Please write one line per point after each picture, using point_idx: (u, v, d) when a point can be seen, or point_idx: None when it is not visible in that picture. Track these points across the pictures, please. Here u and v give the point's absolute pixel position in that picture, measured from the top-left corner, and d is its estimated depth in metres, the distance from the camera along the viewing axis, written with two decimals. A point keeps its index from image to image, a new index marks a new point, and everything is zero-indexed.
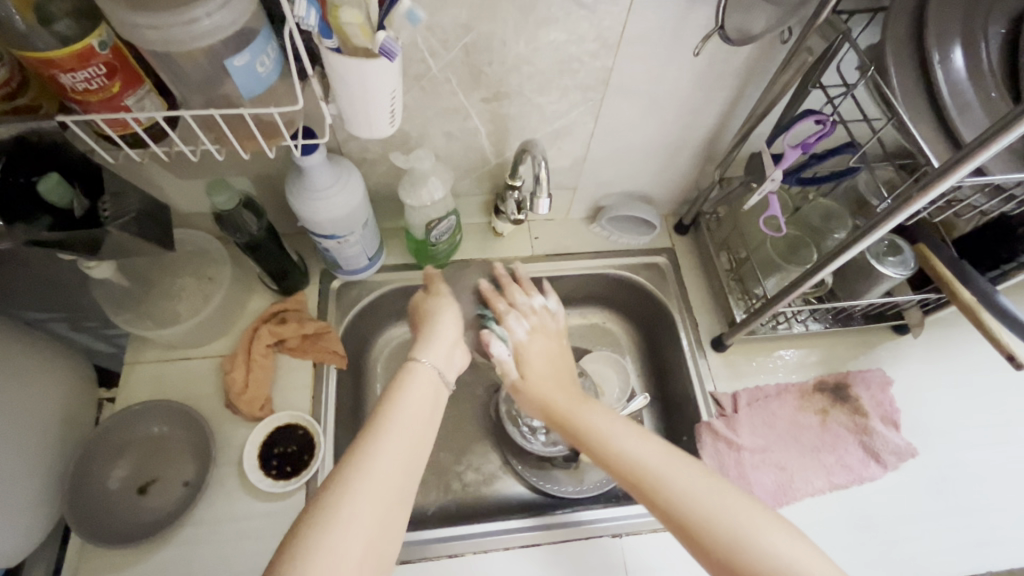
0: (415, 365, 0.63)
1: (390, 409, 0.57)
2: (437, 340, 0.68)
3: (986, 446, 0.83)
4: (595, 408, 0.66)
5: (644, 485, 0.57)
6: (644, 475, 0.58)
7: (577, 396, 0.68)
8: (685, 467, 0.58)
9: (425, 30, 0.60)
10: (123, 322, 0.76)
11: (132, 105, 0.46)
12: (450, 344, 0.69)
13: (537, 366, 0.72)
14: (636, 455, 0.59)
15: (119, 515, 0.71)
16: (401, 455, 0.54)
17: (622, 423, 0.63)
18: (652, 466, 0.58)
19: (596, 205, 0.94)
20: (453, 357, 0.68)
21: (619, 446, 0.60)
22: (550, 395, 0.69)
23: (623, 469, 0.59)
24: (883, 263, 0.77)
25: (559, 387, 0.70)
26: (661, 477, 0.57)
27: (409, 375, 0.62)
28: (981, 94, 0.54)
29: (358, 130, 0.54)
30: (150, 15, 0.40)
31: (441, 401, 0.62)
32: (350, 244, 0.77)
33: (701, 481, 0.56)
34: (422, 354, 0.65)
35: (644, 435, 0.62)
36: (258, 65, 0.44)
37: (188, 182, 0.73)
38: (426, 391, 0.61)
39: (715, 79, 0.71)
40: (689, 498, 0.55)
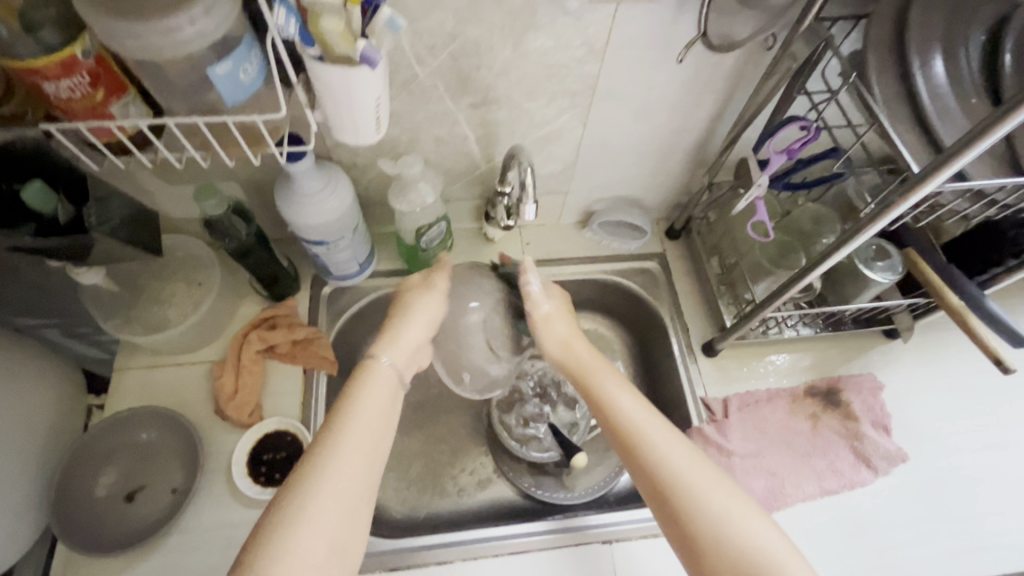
0: (373, 365, 0.63)
1: (350, 406, 0.57)
2: (402, 338, 0.68)
3: (977, 450, 0.83)
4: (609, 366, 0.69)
5: (636, 450, 0.59)
6: (637, 440, 0.59)
7: (597, 358, 0.70)
8: (674, 441, 0.59)
9: (411, 36, 0.60)
10: (112, 326, 0.76)
11: (116, 112, 0.46)
12: (417, 343, 0.70)
13: (560, 331, 0.73)
14: (636, 422, 0.61)
15: (107, 523, 0.71)
16: (364, 455, 0.54)
17: (627, 386, 0.65)
18: (647, 434, 0.59)
19: (587, 210, 0.94)
20: (412, 360, 0.69)
21: (623, 409, 0.62)
22: (576, 351, 0.71)
23: (622, 431, 0.61)
24: (871, 267, 0.78)
25: (583, 344, 0.72)
26: (653, 446, 0.58)
27: (367, 374, 0.62)
28: (963, 99, 0.55)
29: (345, 137, 0.54)
30: (131, 23, 0.41)
31: (398, 402, 0.62)
32: (340, 250, 0.77)
33: (684, 454, 0.58)
34: (382, 354, 0.65)
35: (647, 404, 0.63)
36: (241, 72, 0.44)
37: (178, 188, 0.73)
38: (382, 388, 0.61)
39: (703, 84, 0.72)
40: (674, 467, 0.57)
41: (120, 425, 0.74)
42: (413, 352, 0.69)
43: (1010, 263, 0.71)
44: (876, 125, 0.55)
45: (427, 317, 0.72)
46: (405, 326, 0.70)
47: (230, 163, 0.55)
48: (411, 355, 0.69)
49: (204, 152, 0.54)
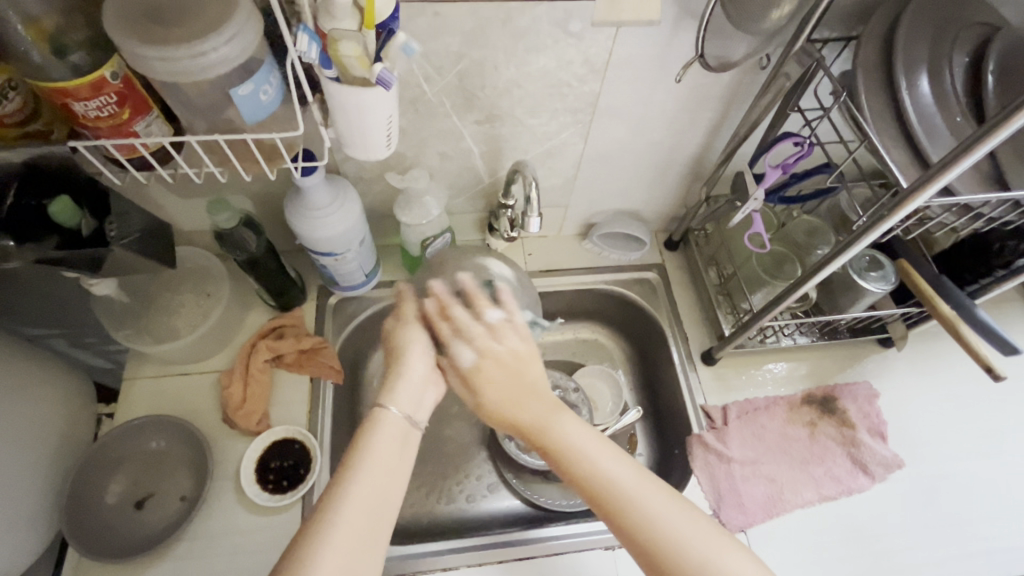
0: (382, 416, 0.58)
1: (354, 467, 0.54)
2: (406, 379, 0.61)
3: (971, 457, 0.85)
4: (567, 420, 0.61)
5: (617, 511, 0.56)
6: (616, 501, 0.56)
7: (551, 402, 0.61)
8: (655, 492, 0.57)
9: (420, 58, 0.63)
10: (124, 337, 0.77)
11: (141, 131, 0.48)
12: (421, 384, 0.62)
13: (498, 385, 0.61)
14: (614, 479, 0.57)
15: (117, 530, 0.71)
16: (368, 509, 0.53)
17: (596, 439, 0.60)
18: (627, 490, 0.56)
19: (588, 222, 0.96)
20: (425, 398, 0.62)
21: (593, 469, 0.58)
22: (524, 405, 0.61)
23: (601, 495, 0.57)
24: (865, 279, 0.80)
25: (533, 393, 0.62)
26: (635, 504, 0.56)
27: (374, 425, 0.57)
28: (950, 118, 0.57)
29: (356, 153, 0.56)
30: (159, 48, 0.43)
31: (412, 448, 0.59)
32: (347, 261, 0.79)
33: (668, 507, 0.56)
34: (389, 399, 0.59)
35: (616, 452, 0.60)
36: (261, 93, 0.46)
37: (190, 201, 0.75)
38: (389, 443, 0.57)
39: (701, 101, 0.74)
40: (660, 524, 0.55)
41: (129, 434, 0.75)
42: (425, 387, 0.62)
43: (999, 273, 0.73)
44: (867, 143, 0.58)
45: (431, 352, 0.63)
46: (410, 363, 0.62)
47: (246, 177, 0.57)
48: (421, 393, 0.61)
49: (221, 167, 0.56)
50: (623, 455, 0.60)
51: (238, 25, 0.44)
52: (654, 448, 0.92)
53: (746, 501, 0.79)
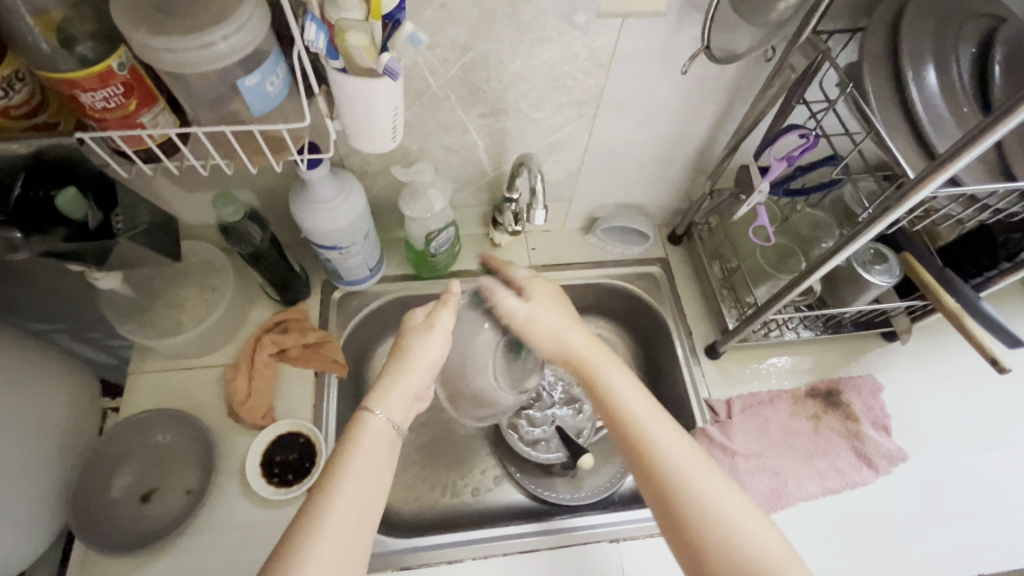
0: (367, 419, 0.59)
1: (339, 471, 0.55)
2: (396, 390, 0.63)
3: (975, 450, 0.85)
4: (613, 362, 0.64)
5: (642, 450, 0.58)
6: (644, 442, 0.58)
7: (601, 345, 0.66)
8: (684, 443, 0.58)
9: (426, 50, 0.62)
10: (129, 331, 0.78)
11: (147, 122, 0.48)
12: (411, 396, 0.64)
13: (549, 315, 0.68)
14: (646, 424, 0.59)
15: (123, 523, 0.71)
16: (356, 506, 0.54)
17: (637, 386, 0.62)
18: (657, 436, 0.58)
19: (592, 216, 0.96)
20: (410, 410, 0.64)
21: (629, 408, 0.60)
22: (574, 336, 0.66)
23: (630, 433, 0.59)
24: (870, 271, 0.79)
25: (583, 332, 0.67)
26: (663, 451, 0.57)
27: (358, 430, 0.59)
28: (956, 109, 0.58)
29: (362, 145, 0.56)
30: (167, 38, 0.43)
31: (394, 454, 0.60)
32: (352, 255, 0.79)
33: (695, 459, 0.57)
34: (377, 406, 0.61)
35: (654, 402, 0.61)
36: (267, 84, 0.46)
37: (195, 195, 0.75)
38: (373, 446, 0.58)
39: (706, 94, 0.74)
40: (684, 472, 0.56)
41: (135, 428, 0.75)
42: (413, 400, 0.64)
43: (1004, 264, 0.73)
44: (873, 134, 0.58)
45: (425, 364, 0.65)
46: (403, 377, 0.63)
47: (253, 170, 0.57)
48: (410, 404, 0.64)
49: (228, 160, 0.56)
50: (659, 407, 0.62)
51: (247, 15, 0.44)
52: None
53: (751, 494, 0.79)
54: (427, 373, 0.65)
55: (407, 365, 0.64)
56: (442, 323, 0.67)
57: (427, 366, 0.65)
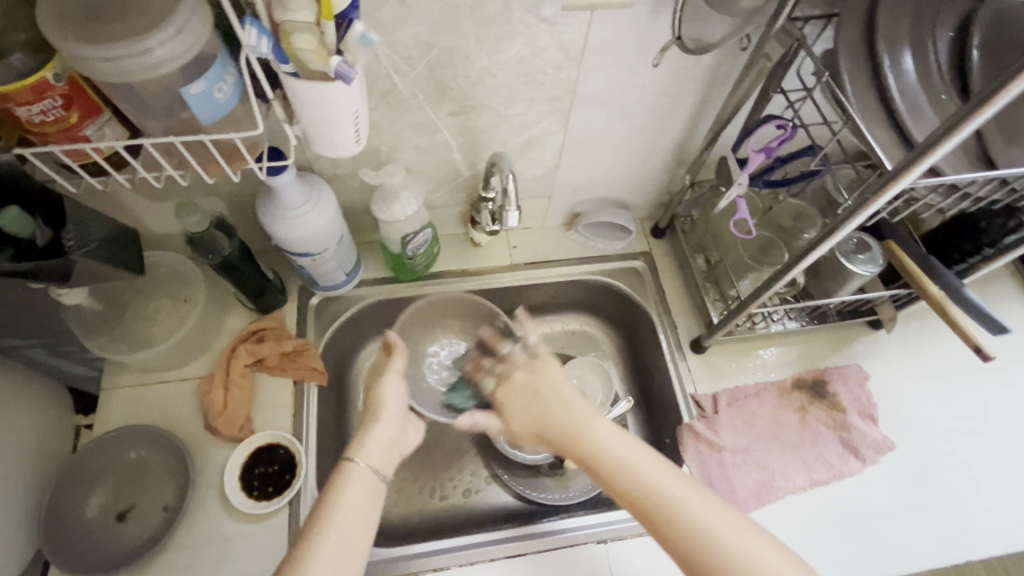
0: (350, 467, 0.61)
1: (323, 523, 0.56)
2: (371, 437, 0.65)
3: (962, 437, 0.84)
4: (603, 425, 0.62)
5: (657, 519, 0.55)
6: (657, 506, 0.56)
7: (585, 411, 0.64)
8: (694, 494, 0.56)
9: (388, 47, 0.60)
10: (97, 346, 0.76)
11: (91, 135, 0.46)
12: (388, 440, 0.66)
13: (515, 400, 0.69)
14: (653, 485, 0.57)
15: (100, 543, 0.70)
16: (340, 564, 0.54)
17: (635, 444, 0.60)
18: (667, 497, 0.55)
19: (573, 212, 0.95)
20: (393, 454, 0.66)
21: (629, 473, 0.58)
22: (548, 410, 0.65)
23: (641, 501, 0.56)
24: (852, 261, 0.78)
25: (558, 400, 0.66)
26: (680, 514, 0.54)
27: (343, 479, 0.60)
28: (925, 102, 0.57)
29: (325, 150, 0.54)
30: (103, 47, 0.40)
31: (380, 499, 0.61)
32: (325, 260, 0.77)
33: (712, 509, 0.55)
34: (359, 453, 0.63)
35: (658, 459, 0.59)
36: (215, 91, 0.44)
37: (160, 205, 0.73)
38: (359, 494, 0.59)
39: (683, 85, 0.72)
40: (706, 530, 0.53)
41: (108, 445, 0.73)
42: (392, 445, 0.66)
43: (987, 251, 0.73)
44: (850, 124, 0.56)
45: (392, 415, 0.68)
46: (377, 425, 0.67)
47: (210, 180, 0.55)
48: (390, 448, 0.66)
49: (183, 171, 0.54)
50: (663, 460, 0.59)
51: (185, 20, 0.42)
52: (645, 438, 0.92)
53: (738, 490, 0.78)
54: (398, 420, 0.69)
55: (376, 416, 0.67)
56: (395, 370, 0.70)
57: (395, 414, 0.68)
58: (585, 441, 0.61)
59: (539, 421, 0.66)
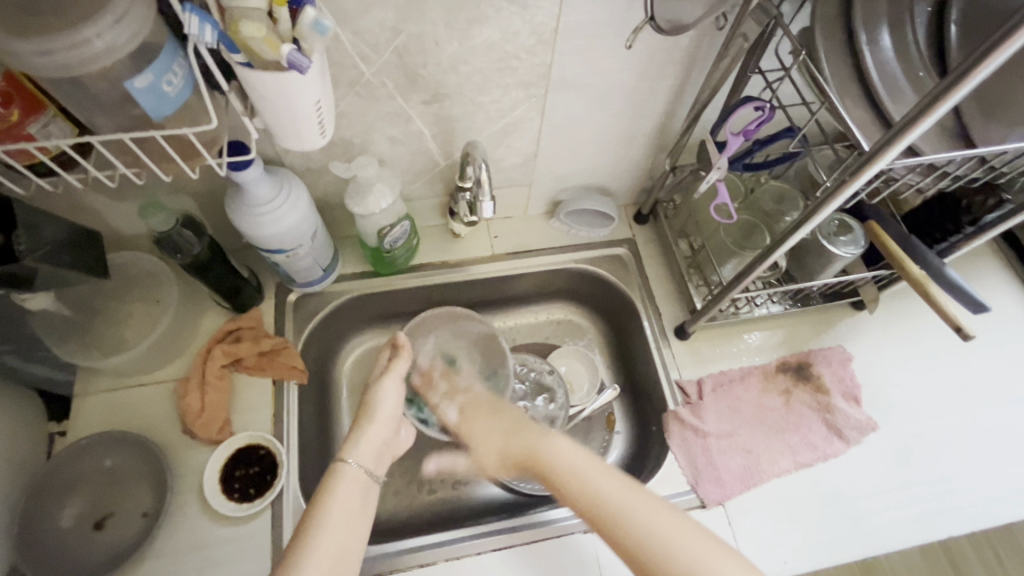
0: (343, 467, 0.62)
1: (314, 519, 0.56)
2: (365, 438, 0.66)
3: (944, 415, 0.85)
4: (555, 439, 0.63)
5: (605, 524, 0.55)
6: (606, 515, 0.55)
7: (540, 432, 0.65)
8: (643, 502, 0.55)
9: (352, 34, 0.58)
10: (66, 352, 0.73)
11: (37, 133, 0.44)
12: (381, 442, 0.67)
13: (473, 428, 0.76)
14: (601, 494, 0.56)
15: (77, 553, 0.68)
16: (330, 562, 0.54)
17: (585, 455, 0.60)
18: (614, 502, 0.55)
19: (554, 200, 0.93)
20: (382, 455, 0.67)
21: (579, 484, 0.58)
22: (511, 430, 0.69)
23: (590, 509, 0.56)
24: (834, 243, 0.77)
25: (518, 432, 0.68)
26: (624, 519, 0.54)
27: (335, 479, 0.61)
28: (895, 86, 0.56)
29: (289, 144, 0.52)
30: (38, 40, 0.38)
31: (372, 502, 0.62)
32: (300, 257, 0.75)
33: (657, 517, 0.54)
34: (352, 455, 0.64)
35: (607, 467, 0.59)
36: (164, 83, 0.42)
37: (124, 203, 0.71)
38: (349, 495, 0.60)
39: (660, 67, 0.70)
40: (651, 536, 0.52)
41: (84, 452, 0.72)
42: (382, 447, 0.68)
43: (968, 230, 0.72)
44: (827, 104, 0.55)
45: (387, 416, 0.69)
46: (370, 427, 0.67)
47: (166, 178, 0.53)
48: (380, 451, 0.67)
49: (138, 169, 0.52)
50: (614, 469, 0.59)
51: (126, 9, 0.40)
52: (632, 426, 0.92)
53: (724, 475, 0.78)
54: (391, 422, 0.69)
55: (370, 416, 0.68)
56: (398, 372, 0.71)
57: (388, 416, 0.69)
58: (539, 459, 0.62)
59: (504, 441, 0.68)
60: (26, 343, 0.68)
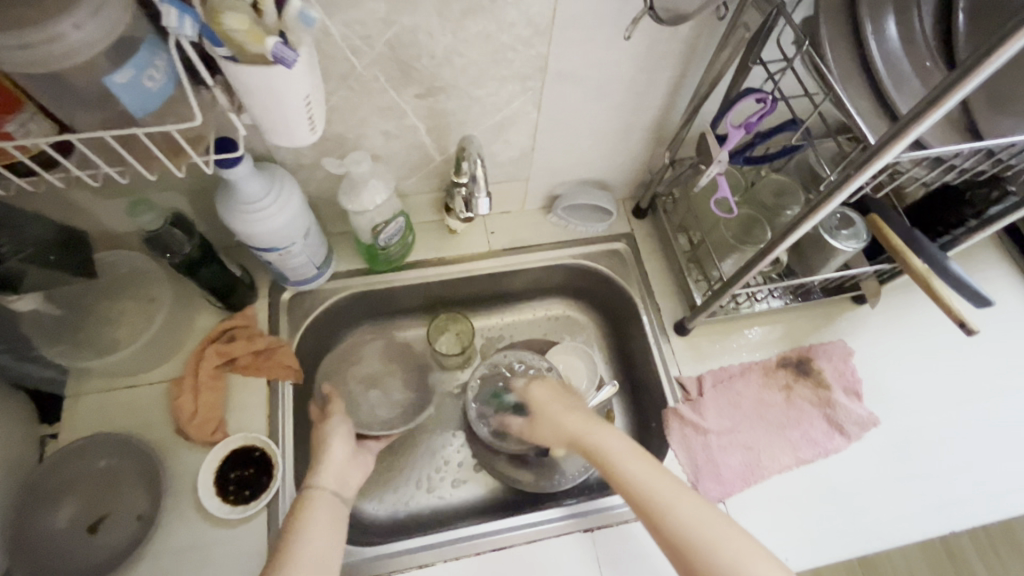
0: (313, 492, 0.63)
1: (291, 540, 0.57)
2: (328, 463, 0.68)
3: (945, 410, 0.84)
4: (612, 433, 0.66)
5: (647, 512, 0.57)
6: (649, 501, 0.57)
7: (597, 423, 0.68)
8: (685, 494, 0.57)
9: (343, 26, 0.56)
10: (58, 353, 0.72)
11: (14, 132, 0.42)
12: (343, 465, 0.69)
13: (544, 397, 0.79)
14: (647, 482, 0.58)
15: (71, 557, 0.67)
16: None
17: (637, 449, 0.63)
18: (659, 491, 0.57)
19: (552, 195, 0.92)
20: (347, 479, 0.68)
21: (630, 473, 0.60)
22: (574, 425, 0.70)
23: (635, 494, 0.58)
24: (835, 237, 0.76)
25: (578, 419, 0.71)
26: (665, 508, 0.56)
27: (307, 502, 0.61)
28: (899, 78, 0.55)
29: (279, 140, 0.51)
30: (10, 33, 0.36)
31: (345, 520, 0.63)
32: (293, 254, 0.73)
33: (699, 509, 0.55)
34: (319, 479, 0.65)
35: (655, 460, 0.61)
36: (145, 78, 0.40)
37: (111, 201, 0.69)
38: (324, 514, 0.60)
39: (659, 58, 0.69)
40: (687, 523, 0.54)
41: (78, 454, 0.71)
42: (348, 471, 0.69)
43: (972, 222, 0.71)
44: (831, 95, 0.53)
45: (343, 448, 0.71)
46: (329, 454, 0.69)
47: (151, 177, 0.51)
48: (345, 473, 0.68)
49: (121, 167, 0.50)
50: (662, 464, 0.61)
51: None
52: (631, 422, 0.91)
53: (725, 472, 0.78)
54: (349, 450, 0.72)
55: (322, 449, 0.70)
56: (340, 414, 0.76)
57: (344, 448, 0.71)
58: (594, 447, 0.65)
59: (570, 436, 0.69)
60: (15, 344, 0.67)
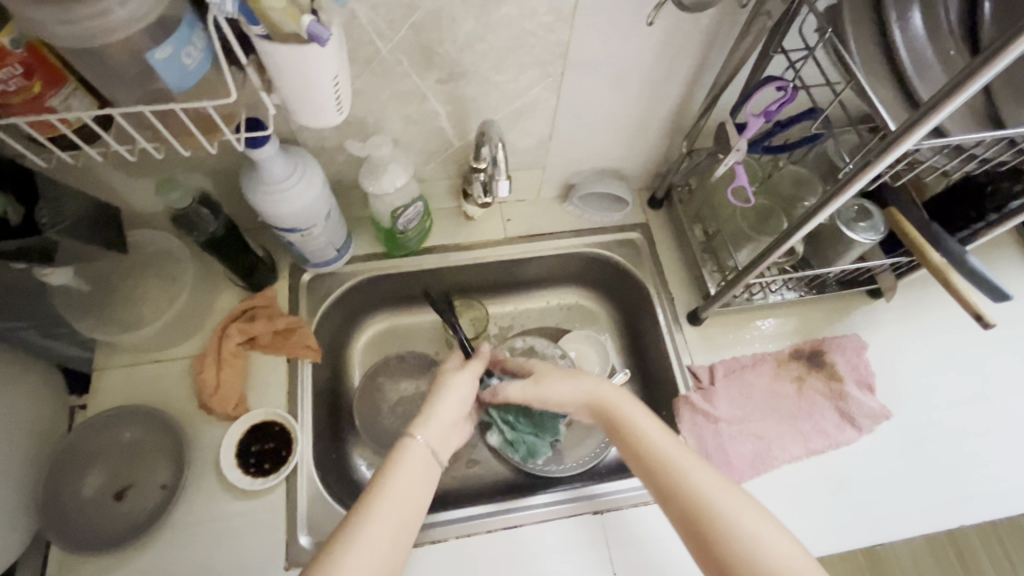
0: (410, 442, 0.63)
1: (379, 490, 0.58)
2: (436, 416, 0.67)
3: (959, 406, 0.84)
4: (632, 400, 0.67)
5: (666, 478, 0.60)
6: (666, 467, 0.60)
7: (614, 389, 0.69)
8: (701, 466, 0.60)
9: (369, 10, 0.57)
10: (87, 326, 0.74)
11: (58, 105, 0.45)
12: (449, 425, 0.68)
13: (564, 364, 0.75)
14: (665, 450, 0.61)
15: (98, 524, 0.70)
16: (390, 529, 0.56)
17: (654, 418, 0.65)
18: (677, 460, 0.60)
19: (568, 183, 0.92)
20: (449, 437, 0.68)
21: (650, 440, 0.63)
22: (590, 387, 0.69)
23: (652, 460, 0.61)
24: (853, 229, 0.76)
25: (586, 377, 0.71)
26: (684, 475, 0.59)
27: (400, 451, 0.62)
28: (922, 65, 0.55)
29: (307, 121, 0.52)
30: (60, 10, 0.39)
31: (434, 480, 0.62)
32: (315, 236, 0.75)
33: (715, 480, 0.59)
34: (421, 431, 0.65)
35: (672, 432, 0.64)
36: (184, 56, 0.42)
37: (140, 179, 0.72)
38: (417, 470, 0.61)
39: (679, 46, 0.69)
40: (705, 493, 0.57)
41: (105, 425, 0.73)
42: (449, 428, 0.68)
43: (992, 217, 0.70)
44: (852, 84, 0.54)
45: (460, 399, 0.70)
46: (438, 405, 0.68)
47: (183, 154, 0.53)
48: (446, 432, 0.67)
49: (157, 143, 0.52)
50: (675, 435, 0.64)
51: None
52: None
53: (735, 461, 0.78)
54: (462, 406, 0.71)
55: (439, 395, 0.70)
56: (473, 369, 0.73)
57: (461, 399, 0.70)
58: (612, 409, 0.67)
59: (584, 399, 0.69)
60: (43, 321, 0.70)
